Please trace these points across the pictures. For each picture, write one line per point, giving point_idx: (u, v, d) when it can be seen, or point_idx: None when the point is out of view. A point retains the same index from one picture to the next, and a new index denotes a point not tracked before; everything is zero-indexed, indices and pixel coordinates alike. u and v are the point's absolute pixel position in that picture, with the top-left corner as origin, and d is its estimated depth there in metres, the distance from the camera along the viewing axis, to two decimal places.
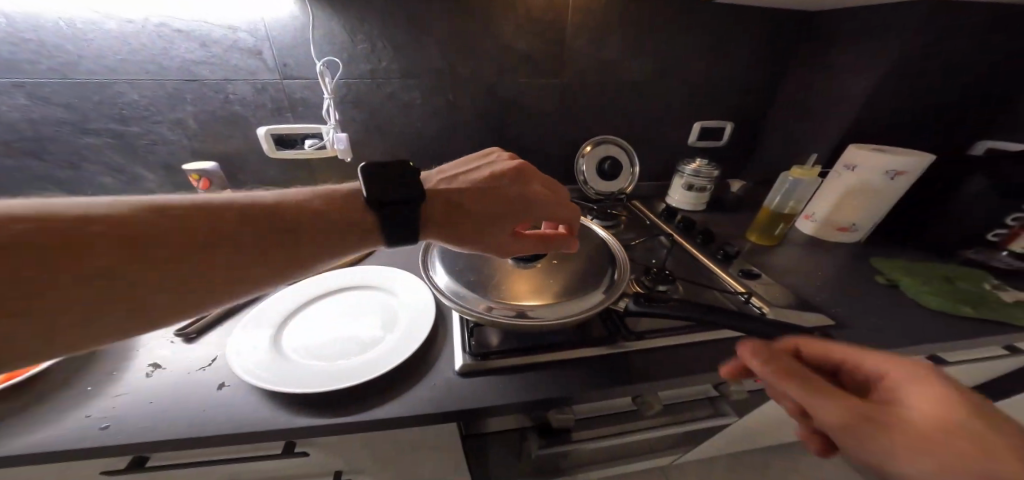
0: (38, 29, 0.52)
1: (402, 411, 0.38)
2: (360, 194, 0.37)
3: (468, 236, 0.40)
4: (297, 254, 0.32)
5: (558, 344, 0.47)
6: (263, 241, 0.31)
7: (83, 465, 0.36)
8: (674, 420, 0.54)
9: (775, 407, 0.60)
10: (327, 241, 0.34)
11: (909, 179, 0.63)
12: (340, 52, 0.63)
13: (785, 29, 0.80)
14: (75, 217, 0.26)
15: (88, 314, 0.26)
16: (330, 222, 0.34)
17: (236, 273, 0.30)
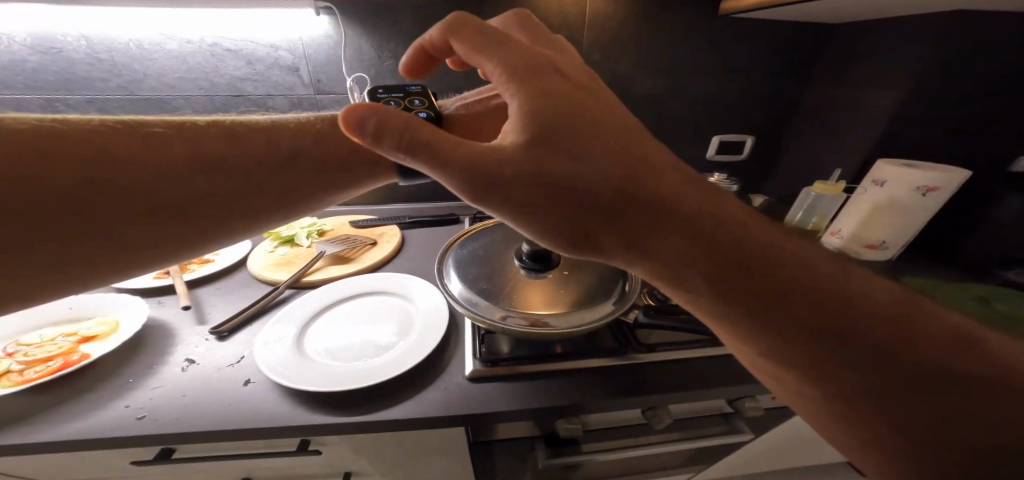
0: (111, 50, 0.58)
1: (413, 413, 0.39)
2: None
3: None
4: (298, 183, 0.34)
5: (568, 354, 0.47)
6: (259, 167, 0.33)
7: (117, 454, 0.38)
8: (685, 437, 0.53)
9: (794, 428, 0.58)
10: (325, 170, 0.35)
11: (943, 196, 0.60)
12: (368, 69, 0.68)
13: (806, 42, 0.80)
14: (53, 145, 0.26)
15: (95, 245, 0.27)
16: (326, 152, 0.36)
17: (237, 200, 0.32)
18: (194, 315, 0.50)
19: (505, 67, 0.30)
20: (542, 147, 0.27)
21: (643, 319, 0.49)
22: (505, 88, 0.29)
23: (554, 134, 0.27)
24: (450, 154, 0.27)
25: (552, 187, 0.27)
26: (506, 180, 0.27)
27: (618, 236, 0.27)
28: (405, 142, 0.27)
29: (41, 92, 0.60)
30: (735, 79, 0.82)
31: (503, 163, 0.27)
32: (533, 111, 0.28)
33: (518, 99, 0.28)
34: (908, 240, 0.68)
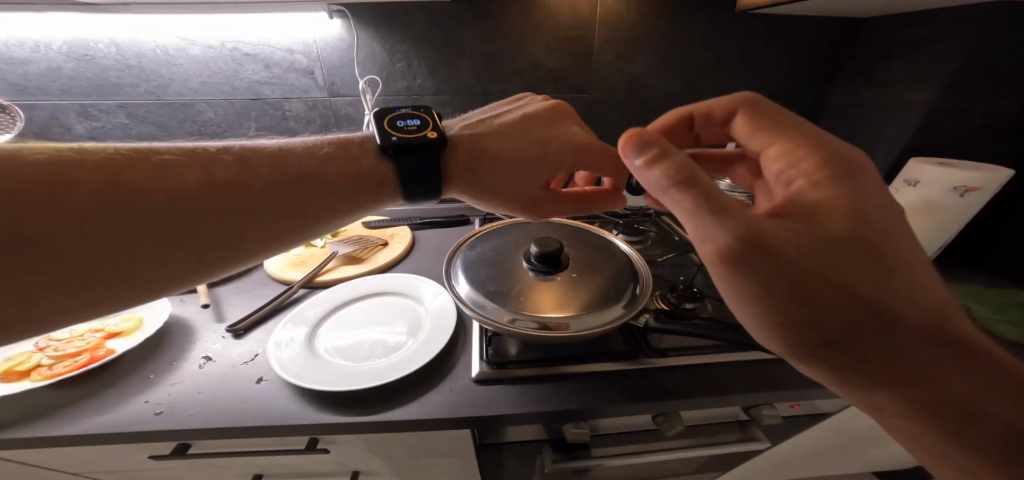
0: (139, 56, 0.60)
1: (419, 414, 0.40)
2: (364, 146, 0.38)
3: (490, 191, 0.41)
4: (303, 207, 0.34)
5: (577, 358, 0.46)
6: (264, 193, 0.32)
7: (136, 448, 0.39)
8: (699, 443, 0.51)
9: (813, 438, 0.56)
10: (330, 193, 0.35)
11: (986, 197, 0.56)
12: (380, 71, 0.68)
13: (830, 35, 0.76)
14: (55, 169, 0.25)
15: (93, 275, 0.26)
16: (334, 173, 0.35)
17: (242, 226, 0.31)
18: (213, 313, 0.51)
19: (812, 164, 0.27)
20: (842, 246, 0.23)
21: (656, 324, 0.48)
22: (805, 180, 0.27)
23: (860, 239, 0.24)
24: (711, 213, 0.24)
25: (823, 282, 0.23)
26: (771, 261, 0.23)
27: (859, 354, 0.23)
28: (684, 184, 0.25)
29: (76, 99, 0.62)
30: (756, 75, 0.79)
31: (782, 243, 0.24)
32: (847, 213, 0.24)
33: (829, 193, 0.25)
34: (944, 243, 0.63)
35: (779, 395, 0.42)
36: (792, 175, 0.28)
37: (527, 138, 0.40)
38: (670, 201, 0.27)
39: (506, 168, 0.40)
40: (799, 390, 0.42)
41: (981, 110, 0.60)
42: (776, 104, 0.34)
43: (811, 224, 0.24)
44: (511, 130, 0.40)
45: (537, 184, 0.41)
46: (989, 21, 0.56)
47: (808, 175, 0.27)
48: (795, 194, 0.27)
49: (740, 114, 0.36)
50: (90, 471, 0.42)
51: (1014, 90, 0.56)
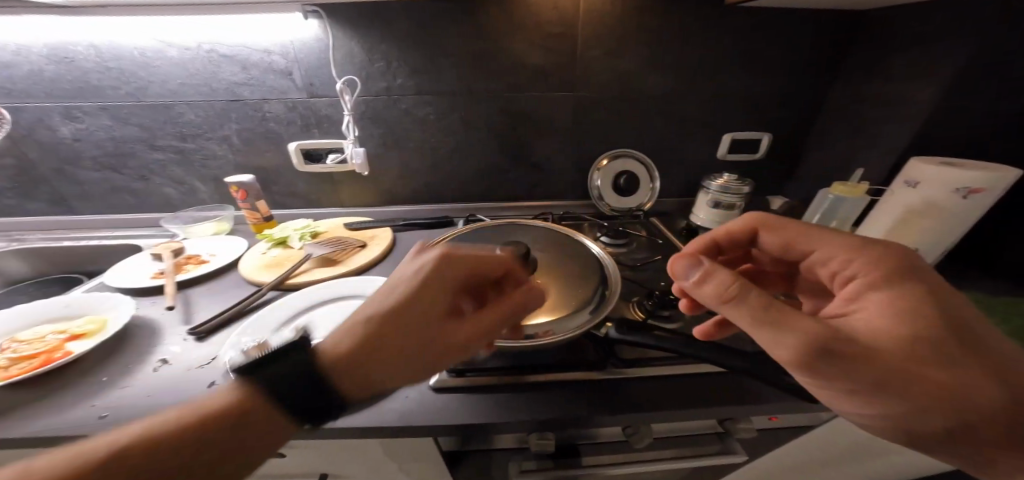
0: (118, 58, 0.60)
1: (369, 420, 0.39)
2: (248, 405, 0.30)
3: (392, 375, 0.33)
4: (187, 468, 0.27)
5: (542, 367, 0.45)
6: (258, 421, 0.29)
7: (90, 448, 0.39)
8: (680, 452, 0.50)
9: (797, 452, 0.54)
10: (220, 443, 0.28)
11: (989, 198, 0.53)
12: (359, 71, 0.68)
13: (830, 28, 0.72)
14: None
15: None
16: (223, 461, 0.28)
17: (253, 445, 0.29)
18: (179, 314, 0.51)
19: (863, 266, 0.34)
20: (911, 341, 0.29)
21: (616, 333, 0.41)
22: (863, 281, 0.33)
23: (929, 330, 0.29)
24: (778, 324, 0.30)
25: (893, 373, 0.28)
26: (843, 361, 0.29)
27: (929, 420, 0.28)
28: (735, 297, 0.32)
29: (58, 101, 0.63)
30: (749, 73, 0.76)
31: (853, 340, 0.29)
32: (908, 310, 0.30)
33: (887, 294, 0.31)
34: (947, 247, 0.60)
35: (759, 409, 0.40)
36: (849, 274, 0.35)
37: (416, 305, 0.35)
38: (737, 311, 0.32)
39: (397, 348, 0.33)
40: (770, 404, 0.40)
41: (981, 110, 0.59)
42: (786, 219, 0.41)
43: (873, 325, 0.30)
44: (396, 305, 0.35)
45: (442, 352, 0.34)
46: (992, 19, 0.53)
47: (864, 273, 0.33)
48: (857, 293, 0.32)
49: (764, 231, 0.43)
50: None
51: (1014, 90, 0.55)
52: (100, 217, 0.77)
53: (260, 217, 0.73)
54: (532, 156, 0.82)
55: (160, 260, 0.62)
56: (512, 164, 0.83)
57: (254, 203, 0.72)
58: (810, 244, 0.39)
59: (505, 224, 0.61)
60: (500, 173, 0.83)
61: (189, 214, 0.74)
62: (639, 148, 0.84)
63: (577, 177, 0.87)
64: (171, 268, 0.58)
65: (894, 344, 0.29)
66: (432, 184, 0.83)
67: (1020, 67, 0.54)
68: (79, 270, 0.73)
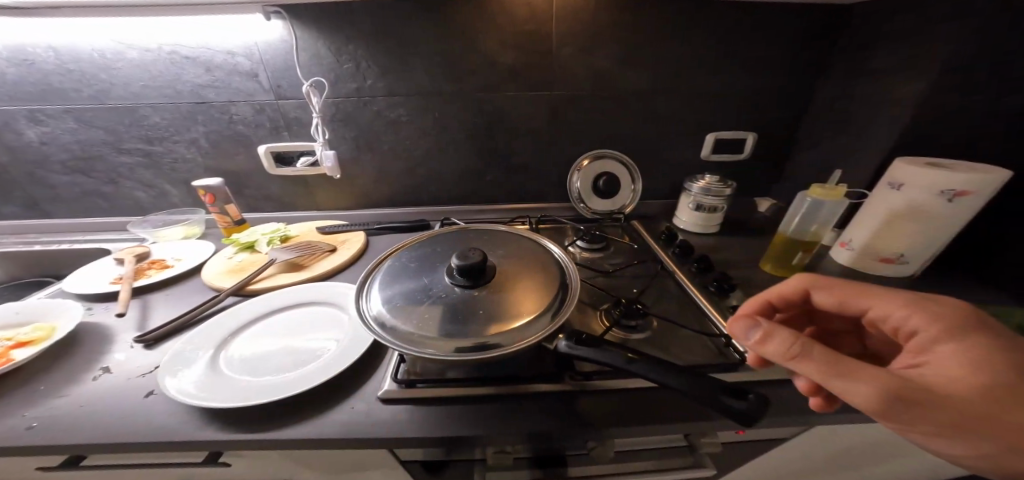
0: (79, 61, 0.60)
1: (309, 433, 0.38)
2: None
3: None
4: None
5: (498, 377, 0.44)
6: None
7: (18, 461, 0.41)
8: (657, 468, 0.50)
9: (765, 459, 0.54)
10: None
11: (975, 200, 0.51)
12: (327, 73, 0.66)
13: (813, 24, 0.70)
14: None
15: None
16: None
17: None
18: (132, 321, 0.50)
19: (924, 320, 0.32)
20: (990, 393, 0.28)
21: (565, 347, 0.38)
22: (926, 334, 0.32)
23: (1008, 383, 0.28)
24: (847, 383, 0.29)
25: (971, 424, 0.28)
26: (913, 415, 0.29)
27: (1020, 472, 0.28)
28: (801, 356, 0.31)
29: (25, 103, 0.63)
30: (730, 71, 0.73)
31: (932, 399, 0.28)
32: (982, 364, 0.29)
33: (955, 347, 0.30)
34: (934, 252, 0.58)
35: (699, 425, 0.41)
36: (910, 327, 0.33)
37: None
38: (801, 370, 0.31)
39: None
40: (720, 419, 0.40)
41: (981, 109, 0.54)
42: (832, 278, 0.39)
43: (949, 383, 0.29)
44: None
45: None
46: (995, 16, 0.51)
47: (927, 326, 0.32)
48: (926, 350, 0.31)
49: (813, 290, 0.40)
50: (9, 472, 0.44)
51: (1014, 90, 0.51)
52: (72, 219, 0.77)
53: (230, 220, 0.72)
54: (509, 157, 0.80)
55: (124, 265, 0.62)
56: (489, 166, 0.81)
57: (223, 207, 0.70)
58: (855, 297, 0.37)
59: (463, 229, 0.58)
60: (476, 176, 0.82)
61: (160, 218, 0.74)
62: (619, 149, 0.82)
63: (557, 179, 0.85)
64: (130, 274, 0.57)
65: (969, 398, 0.28)
66: (407, 187, 0.82)
67: (1021, 67, 0.50)
68: (50, 272, 0.74)
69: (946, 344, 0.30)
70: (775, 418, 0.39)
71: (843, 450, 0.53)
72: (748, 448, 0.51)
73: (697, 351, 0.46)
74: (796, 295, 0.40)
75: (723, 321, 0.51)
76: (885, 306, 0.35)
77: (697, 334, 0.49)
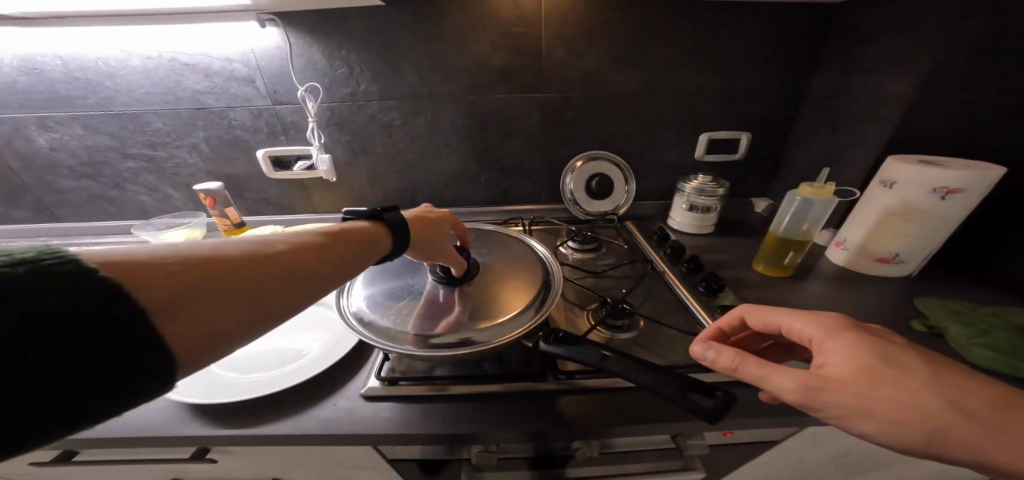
0: (85, 69, 0.63)
1: (290, 429, 0.39)
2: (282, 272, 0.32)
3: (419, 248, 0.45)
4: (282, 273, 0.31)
5: (481, 376, 0.45)
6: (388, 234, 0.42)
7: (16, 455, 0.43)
8: (659, 468, 0.50)
9: (760, 463, 0.53)
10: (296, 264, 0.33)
11: (968, 198, 0.50)
12: (321, 78, 0.68)
13: (804, 22, 0.69)
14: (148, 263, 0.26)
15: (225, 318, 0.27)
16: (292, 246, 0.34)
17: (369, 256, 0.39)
18: None
19: (807, 324, 0.33)
20: (872, 375, 0.29)
21: (543, 346, 0.39)
22: (816, 338, 0.32)
23: (883, 369, 0.29)
24: (768, 382, 0.32)
25: (871, 407, 0.28)
26: (826, 407, 0.30)
27: (939, 439, 0.28)
28: (732, 370, 0.33)
29: (34, 111, 0.66)
30: (723, 71, 0.73)
31: (845, 401, 0.29)
32: (860, 350, 0.30)
33: (837, 342, 0.31)
34: (929, 253, 0.57)
35: (680, 425, 0.40)
36: (803, 335, 0.33)
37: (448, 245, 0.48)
38: (741, 377, 0.33)
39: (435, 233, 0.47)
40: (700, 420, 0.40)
41: (973, 110, 0.55)
42: (743, 306, 0.39)
43: (852, 383, 0.29)
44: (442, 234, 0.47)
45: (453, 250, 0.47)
46: (983, 10, 0.50)
47: (817, 334, 0.32)
48: (824, 354, 0.31)
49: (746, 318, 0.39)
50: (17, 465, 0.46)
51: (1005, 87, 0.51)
52: (79, 223, 0.80)
53: (229, 223, 0.74)
54: (502, 159, 0.81)
55: None
56: (483, 168, 0.82)
57: (223, 210, 0.72)
58: (757, 316, 0.37)
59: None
60: (470, 178, 0.83)
61: (161, 221, 0.75)
62: (612, 150, 0.82)
63: (551, 180, 0.85)
64: None
65: (858, 386, 0.29)
66: (403, 189, 0.83)
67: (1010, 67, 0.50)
68: None
69: (836, 347, 0.30)
70: (758, 417, 0.38)
71: (839, 453, 0.52)
72: (738, 450, 0.50)
73: (681, 350, 0.46)
74: (735, 321, 0.40)
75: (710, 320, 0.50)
76: (787, 320, 0.34)
77: (682, 333, 0.49)
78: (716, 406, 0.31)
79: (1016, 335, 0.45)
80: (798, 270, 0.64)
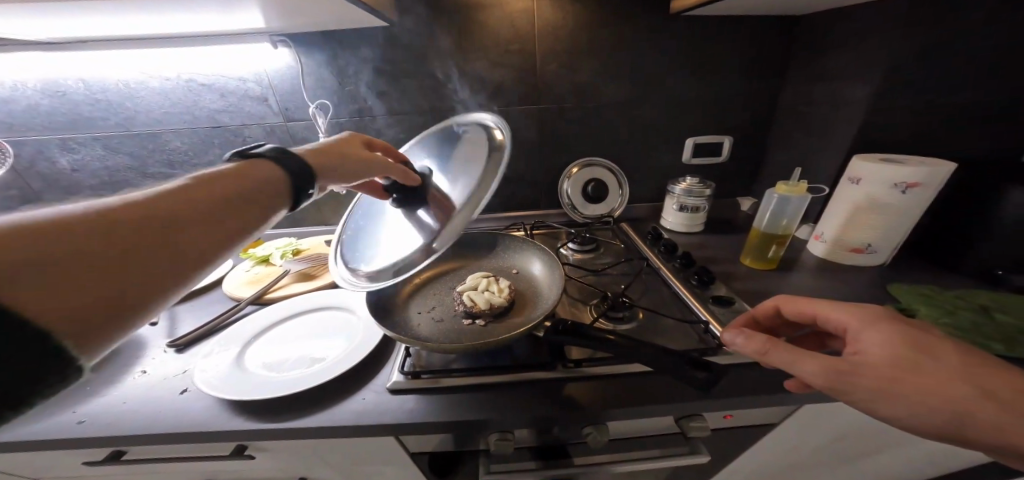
0: (107, 92, 0.67)
1: (325, 421, 0.42)
2: (215, 212, 0.33)
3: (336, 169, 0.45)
4: (207, 222, 0.32)
5: (499, 367, 0.49)
6: (288, 181, 0.40)
7: (71, 455, 0.46)
8: (668, 453, 0.52)
9: (759, 446, 0.56)
10: (223, 211, 0.34)
11: (926, 191, 0.56)
12: (330, 95, 0.72)
13: (773, 34, 0.76)
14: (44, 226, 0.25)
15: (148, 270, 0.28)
16: (212, 194, 0.34)
17: (275, 203, 0.39)
18: (165, 331, 0.57)
19: (843, 313, 0.34)
20: (901, 360, 0.30)
21: (552, 333, 0.44)
22: (851, 326, 0.34)
23: (909, 355, 0.30)
24: (796, 366, 0.33)
25: (896, 390, 0.30)
26: (854, 390, 0.31)
27: (963, 420, 0.29)
28: (765, 355, 0.34)
29: (57, 133, 0.70)
30: (704, 78, 0.79)
31: (872, 385, 0.31)
32: (894, 339, 0.31)
33: (869, 330, 0.32)
34: (898, 242, 0.62)
35: (681, 406, 0.44)
36: (839, 324, 0.35)
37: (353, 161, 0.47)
38: (769, 364, 0.34)
39: (343, 157, 0.46)
40: (698, 400, 0.43)
41: None
42: (786, 297, 0.40)
43: (880, 369, 0.30)
44: (350, 156, 0.47)
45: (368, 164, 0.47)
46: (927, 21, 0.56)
47: (850, 322, 0.34)
48: (858, 343, 0.32)
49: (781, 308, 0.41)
50: (61, 468, 0.49)
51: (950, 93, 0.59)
52: None
53: None
54: (502, 167, 0.86)
55: None
56: None
57: None
58: (794, 306, 0.39)
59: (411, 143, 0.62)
60: None
61: None
62: (605, 157, 0.87)
63: (549, 186, 0.90)
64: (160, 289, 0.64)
65: (887, 372, 0.30)
66: None
67: None
68: None
69: (875, 335, 0.32)
70: (749, 395, 0.42)
71: (830, 433, 0.56)
72: (736, 432, 0.54)
73: (676, 337, 0.51)
74: (770, 312, 0.42)
75: (703, 309, 0.55)
76: (825, 307, 0.36)
77: (679, 323, 0.54)
78: (708, 378, 0.37)
79: (979, 314, 0.50)
80: (783, 263, 0.70)
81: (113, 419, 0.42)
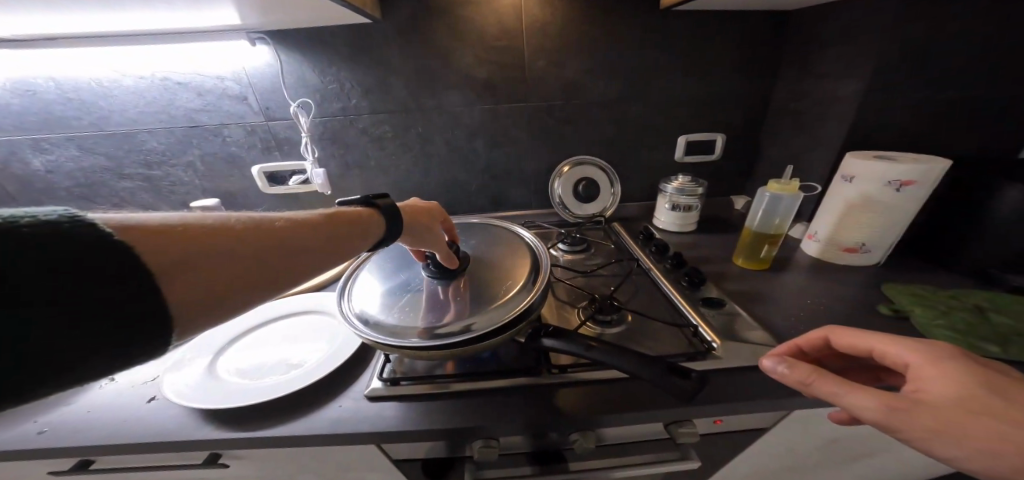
0: (79, 91, 0.65)
1: (296, 430, 0.40)
2: (316, 241, 0.37)
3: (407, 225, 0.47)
4: (306, 252, 0.36)
5: (481, 373, 0.47)
6: (388, 228, 0.44)
7: (34, 466, 0.44)
8: (664, 458, 0.51)
9: (751, 450, 0.55)
10: (326, 242, 0.37)
11: (920, 188, 0.54)
12: (312, 94, 0.71)
13: (765, 30, 0.75)
14: (195, 226, 0.30)
15: (244, 283, 0.31)
16: (321, 225, 0.38)
17: (366, 241, 0.42)
18: None
19: (903, 349, 0.32)
20: (969, 402, 0.27)
21: (535, 339, 0.42)
22: (913, 363, 0.31)
23: (976, 395, 0.28)
24: (845, 399, 0.30)
25: (959, 434, 0.27)
26: (904, 429, 0.29)
27: (986, 448, 0.26)
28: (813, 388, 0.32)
29: (29, 133, 0.68)
30: (695, 75, 0.78)
31: (936, 429, 0.28)
32: (961, 379, 0.28)
33: (933, 369, 0.30)
34: (893, 241, 0.61)
35: (669, 412, 0.43)
36: (899, 360, 0.32)
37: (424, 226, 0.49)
38: (815, 395, 0.32)
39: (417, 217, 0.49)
40: (685, 406, 0.42)
41: None
42: (839, 329, 0.38)
43: (945, 410, 0.28)
44: (426, 217, 0.49)
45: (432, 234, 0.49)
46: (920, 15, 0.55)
47: (912, 359, 0.31)
48: (922, 383, 0.30)
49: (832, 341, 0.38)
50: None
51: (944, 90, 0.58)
52: None
53: None
54: (491, 166, 0.84)
55: None
56: (473, 176, 0.85)
57: None
58: (847, 339, 0.37)
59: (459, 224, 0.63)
60: (462, 185, 0.86)
61: None
62: (596, 155, 0.86)
63: (539, 185, 0.89)
64: None
65: (952, 413, 0.28)
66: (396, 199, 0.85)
67: None
68: None
69: (942, 376, 0.29)
70: (738, 401, 0.41)
71: (824, 437, 0.54)
72: (727, 436, 0.53)
73: (665, 341, 0.50)
74: (816, 341, 0.40)
75: (694, 313, 0.54)
76: (886, 343, 0.34)
77: (668, 326, 0.52)
78: (692, 385, 0.36)
79: (973, 315, 0.49)
80: (775, 263, 0.68)
81: (75, 429, 0.40)
